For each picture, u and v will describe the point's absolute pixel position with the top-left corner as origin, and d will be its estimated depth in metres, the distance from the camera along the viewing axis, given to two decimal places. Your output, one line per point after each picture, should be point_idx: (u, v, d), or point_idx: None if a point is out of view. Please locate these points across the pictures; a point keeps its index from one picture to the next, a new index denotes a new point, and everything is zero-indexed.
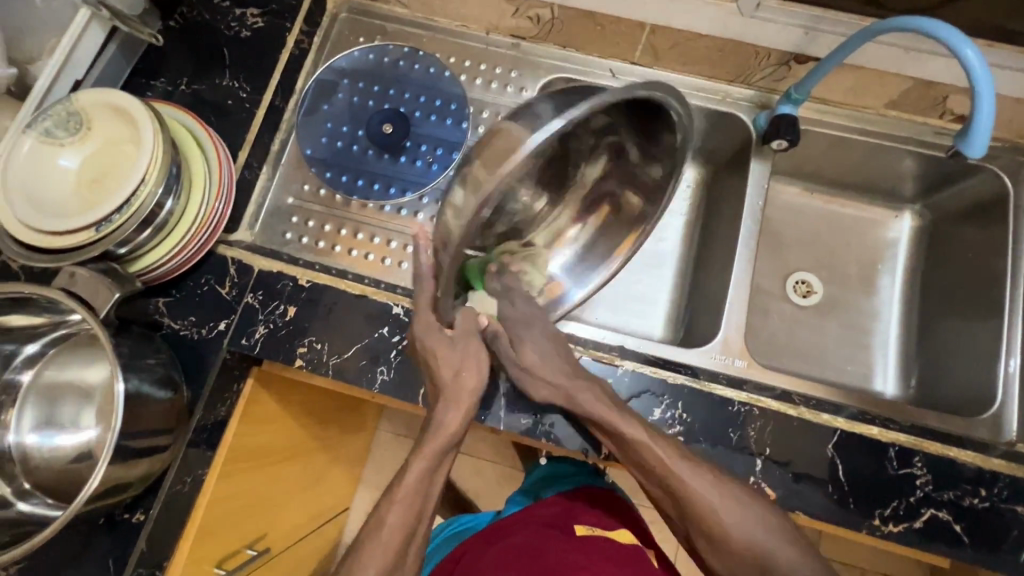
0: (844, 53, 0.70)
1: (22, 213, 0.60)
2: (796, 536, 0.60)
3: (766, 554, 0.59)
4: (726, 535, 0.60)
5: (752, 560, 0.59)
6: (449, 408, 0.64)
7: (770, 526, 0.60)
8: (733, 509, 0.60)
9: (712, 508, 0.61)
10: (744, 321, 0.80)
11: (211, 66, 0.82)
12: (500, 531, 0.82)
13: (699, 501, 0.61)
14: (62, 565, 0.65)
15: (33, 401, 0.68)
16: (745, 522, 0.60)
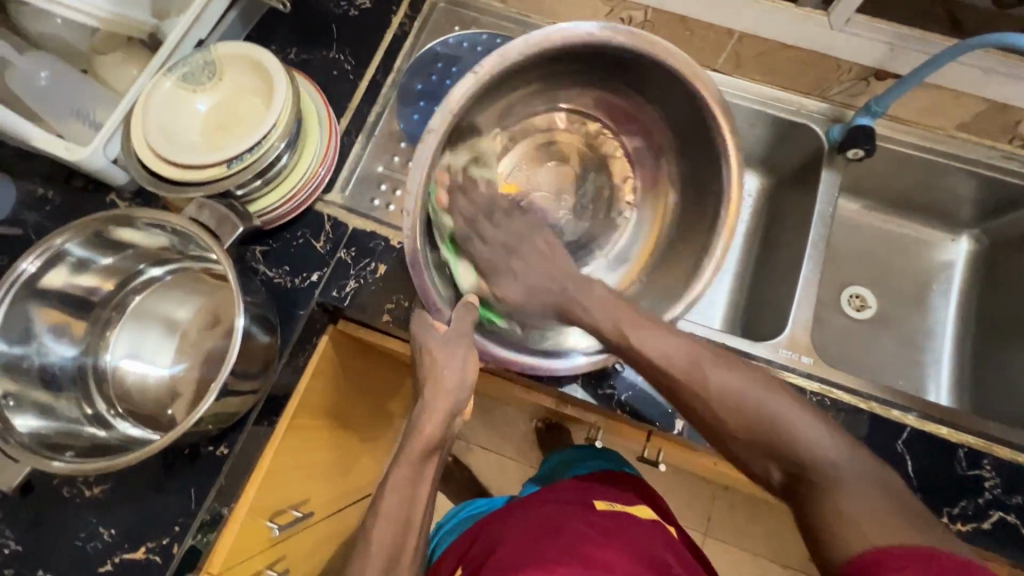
0: (927, 71, 0.74)
1: (156, 144, 0.65)
2: (808, 408, 0.54)
3: (787, 434, 0.52)
4: (722, 410, 0.55)
5: (757, 437, 0.53)
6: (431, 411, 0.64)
7: (774, 395, 0.54)
8: (729, 377, 0.56)
9: (722, 390, 0.55)
10: (814, 302, 0.83)
11: (321, 38, 0.87)
12: (519, 505, 0.83)
13: (702, 386, 0.56)
14: (147, 489, 0.67)
15: (139, 324, 0.71)
16: (741, 388, 0.55)
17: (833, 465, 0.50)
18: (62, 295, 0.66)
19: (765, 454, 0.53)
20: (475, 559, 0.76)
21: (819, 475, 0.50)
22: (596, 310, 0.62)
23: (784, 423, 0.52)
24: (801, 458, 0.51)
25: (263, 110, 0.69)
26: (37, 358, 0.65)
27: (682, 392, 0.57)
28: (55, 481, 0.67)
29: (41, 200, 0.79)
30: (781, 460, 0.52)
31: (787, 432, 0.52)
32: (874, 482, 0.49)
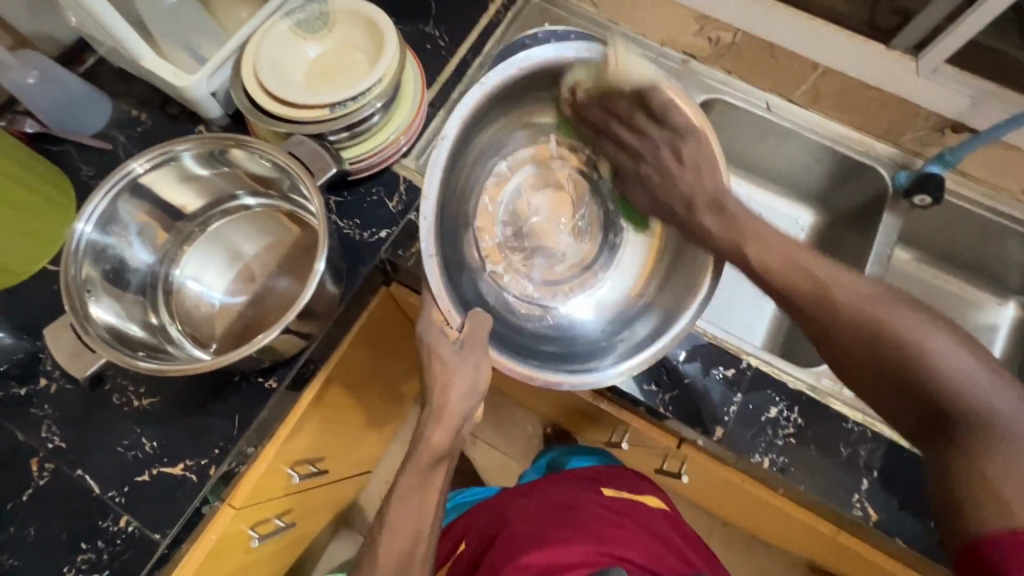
0: (1005, 129, 0.75)
1: (265, 81, 0.68)
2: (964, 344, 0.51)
3: (930, 377, 0.50)
4: (884, 353, 0.53)
5: (896, 378, 0.52)
6: (460, 402, 0.64)
7: (924, 327, 0.52)
8: (905, 318, 0.53)
9: (859, 325, 0.54)
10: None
11: (419, 13, 0.90)
12: (531, 486, 0.82)
13: (830, 310, 0.56)
14: (193, 408, 0.69)
15: (215, 246, 0.73)
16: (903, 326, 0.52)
17: (993, 422, 0.47)
18: (156, 201, 0.69)
19: (900, 398, 0.52)
20: (482, 533, 0.78)
21: (976, 418, 0.48)
22: (725, 231, 0.65)
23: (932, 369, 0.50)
24: (956, 410, 0.49)
25: (368, 65, 0.72)
26: (119, 254, 0.67)
27: (821, 321, 0.56)
28: (107, 386, 0.69)
29: (133, 121, 0.82)
30: (925, 407, 0.50)
31: (929, 373, 0.50)
32: None
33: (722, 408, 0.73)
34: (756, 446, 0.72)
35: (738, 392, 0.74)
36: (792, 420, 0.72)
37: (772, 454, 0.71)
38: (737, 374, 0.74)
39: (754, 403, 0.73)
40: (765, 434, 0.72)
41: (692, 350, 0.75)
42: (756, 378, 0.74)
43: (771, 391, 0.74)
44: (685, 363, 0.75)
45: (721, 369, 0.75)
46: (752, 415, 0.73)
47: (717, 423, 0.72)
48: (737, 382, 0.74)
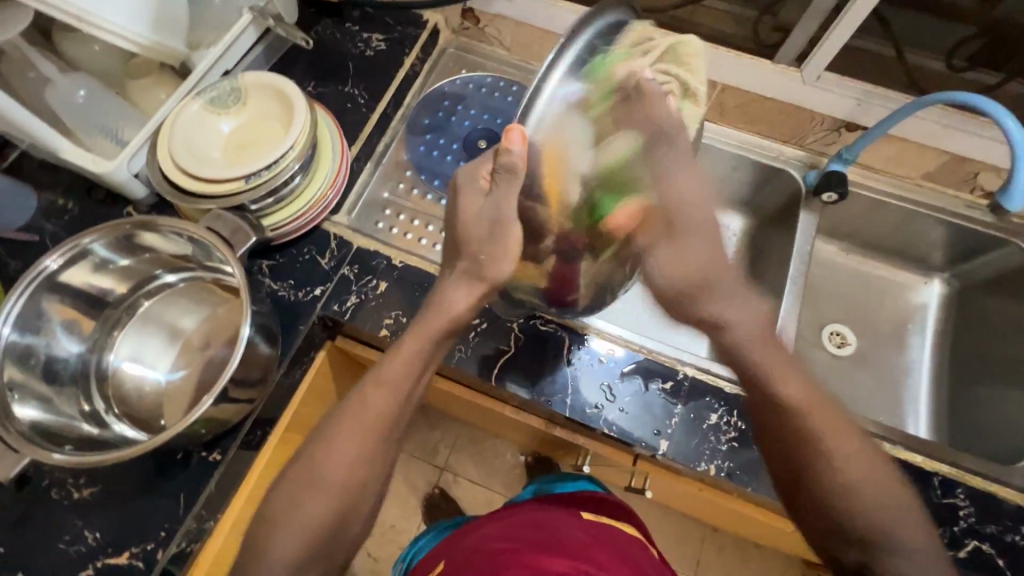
0: (892, 122, 0.80)
1: (180, 160, 0.70)
2: (876, 458, 0.57)
3: (877, 524, 0.54)
4: (835, 473, 0.55)
5: (854, 532, 0.55)
6: (463, 284, 0.62)
7: (851, 447, 0.56)
8: (850, 448, 0.56)
9: (822, 475, 0.56)
10: (794, 335, 0.86)
11: (338, 75, 0.93)
12: (511, 510, 0.82)
13: (841, 466, 0.55)
14: (136, 492, 0.68)
15: (146, 326, 0.74)
16: (854, 461, 0.56)
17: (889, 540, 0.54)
18: (78, 293, 0.70)
19: (854, 543, 0.55)
20: (457, 552, 0.74)
21: (900, 564, 0.53)
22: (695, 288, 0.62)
23: (893, 531, 0.54)
24: (885, 557, 0.54)
25: (282, 133, 0.75)
26: (46, 350, 0.67)
27: (795, 442, 0.57)
28: (45, 482, 0.68)
29: (60, 210, 0.82)
30: (869, 552, 0.54)
31: (826, 476, 0.56)
32: (916, 520, 0.55)
33: (665, 421, 0.75)
34: (701, 454, 0.73)
35: (679, 402, 0.76)
36: (733, 424, 0.75)
37: (717, 460, 0.73)
38: (676, 385, 0.77)
39: (694, 412, 0.76)
40: (709, 441, 0.74)
41: (631, 367, 0.78)
42: (694, 386, 0.77)
43: (710, 397, 0.76)
44: (622, 381, 0.77)
45: (659, 382, 0.77)
46: (694, 425, 0.75)
47: (660, 436, 0.74)
48: (676, 394, 0.76)
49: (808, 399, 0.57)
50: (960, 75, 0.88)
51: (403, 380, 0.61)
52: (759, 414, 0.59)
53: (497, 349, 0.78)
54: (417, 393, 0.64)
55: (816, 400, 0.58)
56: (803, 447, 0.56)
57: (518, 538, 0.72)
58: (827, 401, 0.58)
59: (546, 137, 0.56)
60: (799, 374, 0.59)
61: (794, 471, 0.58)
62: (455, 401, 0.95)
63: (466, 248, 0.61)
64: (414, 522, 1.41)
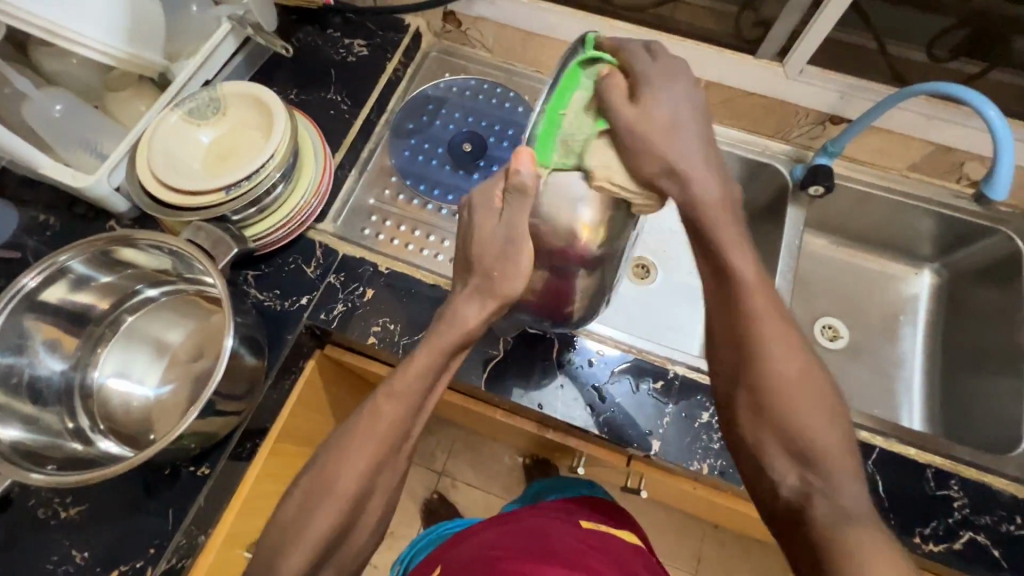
0: (874, 115, 0.80)
1: (160, 173, 0.70)
2: (815, 371, 0.54)
3: (810, 433, 0.51)
4: (772, 376, 0.53)
5: (789, 441, 0.52)
6: (475, 301, 0.59)
7: (791, 354, 0.54)
8: (788, 354, 0.54)
9: (770, 377, 0.53)
10: None
11: (320, 81, 0.93)
12: (508, 517, 0.81)
13: (777, 367, 0.53)
14: (123, 510, 0.67)
15: (130, 342, 0.73)
16: (790, 363, 0.54)
17: (824, 456, 0.50)
18: (59, 311, 0.69)
19: (791, 455, 0.51)
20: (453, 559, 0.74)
21: (832, 476, 0.49)
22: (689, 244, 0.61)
23: (822, 441, 0.51)
24: (820, 464, 0.50)
25: (262, 142, 0.74)
26: (27, 369, 0.67)
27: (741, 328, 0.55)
28: (31, 501, 0.67)
29: (41, 226, 0.81)
30: (803, 463, 0.51)
31: (764, 373, 0.53)
32: (850, 450, 0.51)
33: (656, 421, 0.75)
34: (694, 453, 0.73)
35: (670, 402, 0.76)
36: None
37: (710, 459, 0.73)
38: (666, 384, 0.77)
39: (686, 411, 0.75)
40: (701, 440, 0.73)
41: (621, 367, 0.78)
42: (684, 385, 0.77)
43: (700, 396, 0.76)
44: (613, 382, 0.77)
45: (649, 382, 0.77)
46: (685, 424, 0.74)
47: (652, 436, 0.73)
48: (667, 394, 0.76)
49: (763, 301, 0.55)
50: (943, 66, 0.88)
51: (416, 392, 0.59)
52: (720, 301, 0.57)
53: (486, 354, 0.78)
54: (429, 405, 0.61)
55: (773, 308, 0.55)
56: (742, 341, 0.55)
57: (513, 545, 0.71)
58: (777, 301, 0.56)
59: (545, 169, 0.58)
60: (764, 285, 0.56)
61: (734, 368, 0.56)
62: (447, 406, 0.94)
63: (479, 266, 0.58)
64: (414, 528, 1.41)
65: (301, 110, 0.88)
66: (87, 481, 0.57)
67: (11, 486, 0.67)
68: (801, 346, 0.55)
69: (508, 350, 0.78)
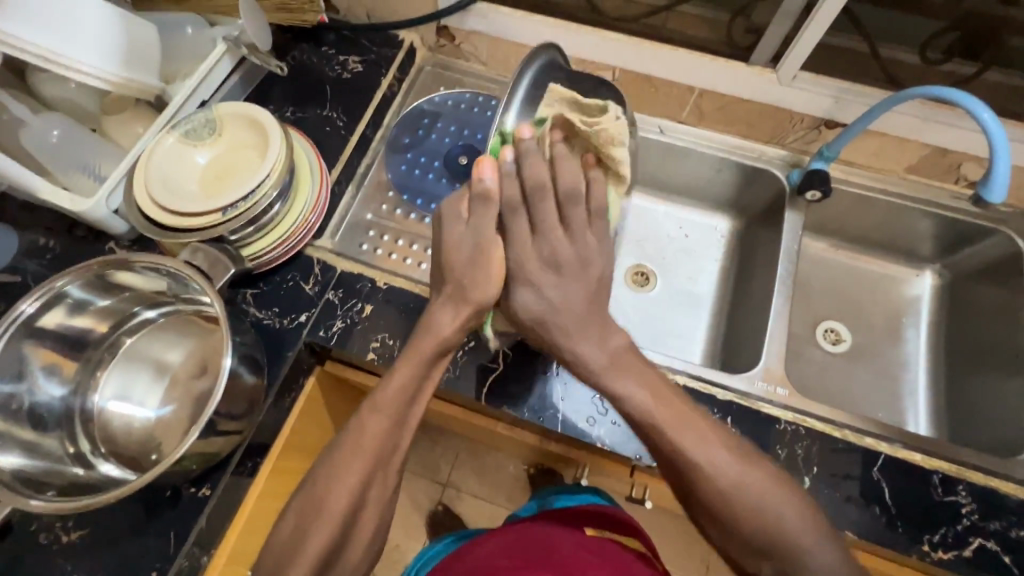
0: (870, 119, 0.80)
1: (157, 195, 0.70)
2: (743, 454, 0.58)
3: (772, 521, 0.55)
4: (715, 482, 0.56)
5: (756, 538, 0.55)
6: (450, 307, 0.62)
7: (718, 450, 0.57)
8: (715, 451, 0.57)
9: (719, 488, 0.56)
10: (786, 336, 0.84)
11: (315, 99, 0.93)
12: (510, 529, 0.80)
13: (714, 478, 0.56)
14: (125, 533, 0.67)
15: (129, 364, 0.73)
16: (722, 461, 0.57)
17: (789, 534, 0.54)
18: (58, 335, 0.69)
19: (759, 552, 0.55)
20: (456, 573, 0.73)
21: (800, 554, 0.54)
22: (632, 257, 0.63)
23: (778, 520, 0.55)
24: (789, 551, 0.54)
25: (258, 163, 0.74)
26: (27, 396, 0.67)
27: (673, 459, 0.57)
28: (32, 526, 0.67)
29: (41, 250, 0.82)
30: (773, 554, 0.55)
31: (707, 486, 0.56)
32: (803, 514, 0.56)
33: None
34: None
35: None
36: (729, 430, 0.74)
37: None
38: None
39: None
40: None
41: None
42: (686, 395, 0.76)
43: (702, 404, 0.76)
44: None
45: None
46: None
47: None
48: None
49: (668, 411, 0.58)
50: (937, 68, 0.88)
51: (401, 403, 0.60)
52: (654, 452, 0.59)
53: (486, 367, 0.77)
54: (415, 417, 0.62)
55: (680, 410, 0.59)
56: (673, 463, 0.57)
57: (516, 557, 0.71)
58: (680, 402, 0.60)
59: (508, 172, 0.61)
60: (653, 378, 0.60)
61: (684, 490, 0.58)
62: (449, 419, 0.94)
63: (449, 273, 0.61)
64: (419, 541, 1.40)
65: (297, 128, 0.89)
66: (88, 506, 0.57)
67: (12, 512, 0.67)
68: (711, 432, 0.59)
69: (507, 363, 0.78)
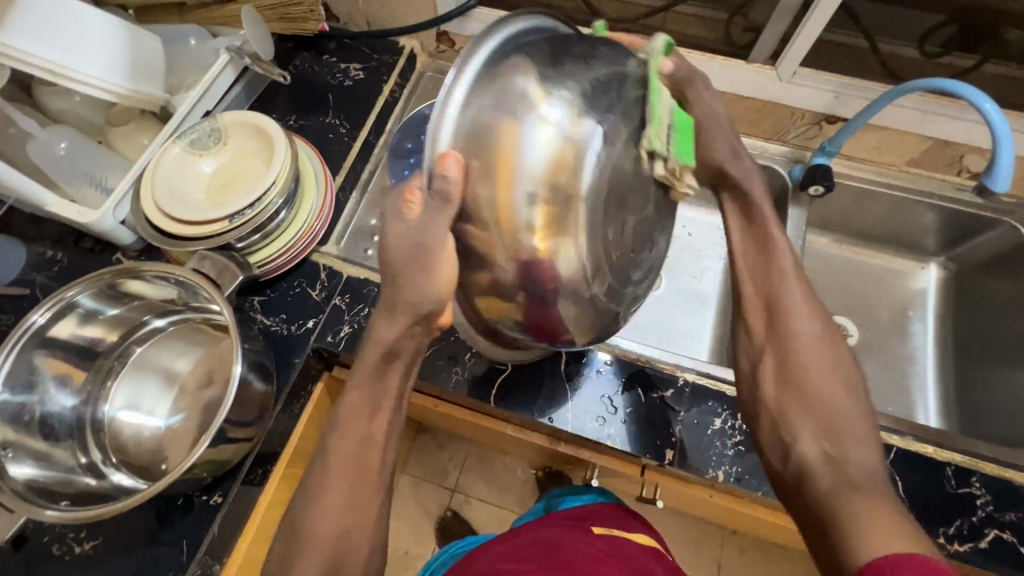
0: (872, 112, 0.80)
1: (164, 204, 0.71)
2: (839, 355, 0.60)
3: (824, 394, 0.57)
4: (798, 347, 0.59)
5: (804, 397, 0.57)
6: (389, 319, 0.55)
7: (812, 329, 0.60)
8: (810, 328, 0.60)
9: (797, 351, 0.59)
10: None
11: (318, 106, 0.94)
12: (519, 530, 0.80)
13: (800, 348, 0.59)
14: (138, 543, 0.67)
15: (138, 373, 0.73)
16: (812, 339, 0.60)
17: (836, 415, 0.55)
18: (68, 346, 0.69)
19: (801, 410, 0.57)
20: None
21: (835, 428, 0.55)
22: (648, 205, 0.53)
23: (831, 402, 0.56)
24: (829, 422, 0.55)
25: (264, 170, 0.75)
26: (38, 407, 0.67)
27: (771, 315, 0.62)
28: (45, 538, 0.67)
29: (50, 262, 0.82)
30: (811, 419, 0.56)
31: (793, 342, 0.60)
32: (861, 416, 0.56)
33: (668, 430, 0.74)
34: (709, 460, 0.72)
35: (681, 409, 0.75)
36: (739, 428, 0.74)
37: (725, 466, 0.72)
38: (677, 391, 0.76)
39: (699, 418, 0.75)
40: (715, 446, 0.73)
41: (630, 376, 0.77)
42: (696, 392, 0.76)
43: (711, 401, 0.76)
44: (623, 391, 0.76)
45: (660, 390, 0.77)
46: (699, 430, 0.74)
47: (665, 445, 0.73)
48: (678, 401, 0.76)
49: (796, 294, 0.62)
50: (936, 61, 0.89)
51: (362, 421, 0.57)
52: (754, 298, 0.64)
53: (493, 368, 0.77)
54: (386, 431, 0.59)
55: (800, 293, 0.63)
56: (774, 316, 0.62)
57: (526, 559, 0.70)
58: (817, 308, 0.62)
59: (491, 118, 0.47)
60: (788, 274, 0.64)
61: (765, 338, 0.62)
62: (458, 422, 0.94)
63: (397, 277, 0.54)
64: (428, 547, 1.39)
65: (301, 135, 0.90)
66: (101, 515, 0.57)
67: (25, 523, 0.67)
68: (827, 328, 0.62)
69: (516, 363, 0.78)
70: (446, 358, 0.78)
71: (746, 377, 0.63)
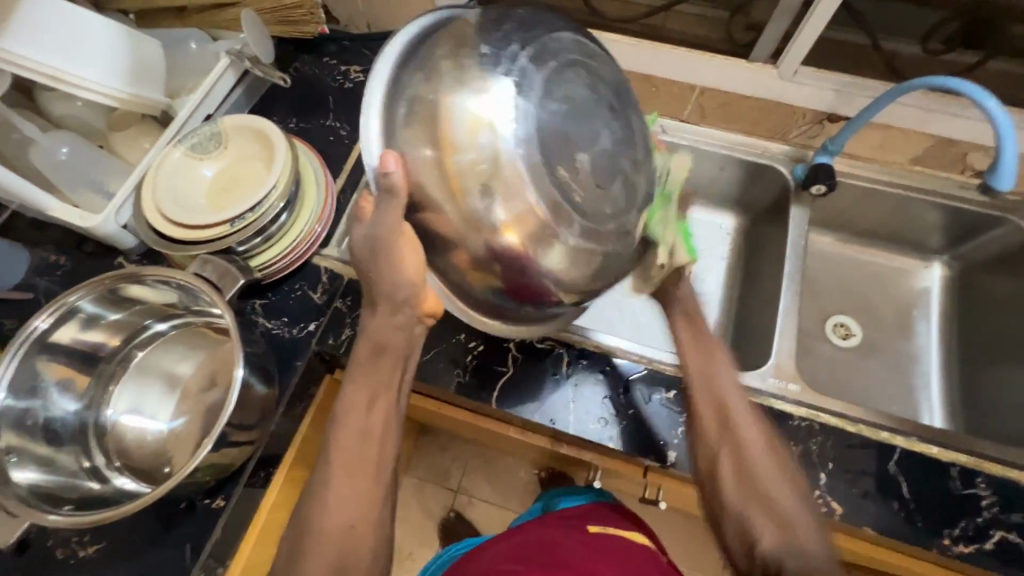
0: (875, 111, 0.78)
1: (165, 208, 0.71)
2: (777, 451, 0.62)
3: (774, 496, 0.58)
4: (747, 452, 0.61)
5: (758, 499, 0.58)
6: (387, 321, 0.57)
7: (751, 426, 0.63)
8: (750, 428, 0.62)
9: (744, 454, 0.61)
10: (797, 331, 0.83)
11: (319, 109, 0.94)
12: (519, 530, 0.80)
13: (746, 447, 0.61)
14: (142, 546, 0.67)
15: (141, 377, 0.73)
16: (755, 439, 0.62)
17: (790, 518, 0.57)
18: (71, 350, 0.70)
19: (760, 517, 0.58)
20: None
21: (790, 528, 0.57)
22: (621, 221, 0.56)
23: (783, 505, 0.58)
24: (784, 528, 0.57)
25: (264, 173, 0.75)
26: (42, 411, 0.67)
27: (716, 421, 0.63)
28: (49, 542, 0.67)
29: (53, 266, 0.83)
30: (769, 526, 0.57)
31: (740, 446, 0.61)
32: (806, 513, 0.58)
33: (670, 431, 0.74)
34: None
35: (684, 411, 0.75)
36: None
37: None
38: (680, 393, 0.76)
39: None
40: None
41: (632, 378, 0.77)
42: None
43: None
44: (626, 394, 0.76)
45: (662, 392, 0.77)
46: None
47: (667, 446, 0.73)
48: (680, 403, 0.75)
49: (733, 395, 0.65)
50: (940, 57, 0.88)
51: (360, 420, 0.58)
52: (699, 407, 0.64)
53: (495, 371, 0.77)
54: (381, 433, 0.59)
55: (737, 389, 0.65)
56: (724, 418, 0.63)
57: (527, 559, 0.70)
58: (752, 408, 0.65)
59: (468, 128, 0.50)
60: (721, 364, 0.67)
61: (719, 440, 0.63)
62: (460, 424, 0.94)
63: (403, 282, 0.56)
64: (432, 549, 1.39)
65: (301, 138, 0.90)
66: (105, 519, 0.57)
67: (29, 528, 0.67)
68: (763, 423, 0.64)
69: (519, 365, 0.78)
70: (447, 360, 0.78)
71: (704, 480, 0.63)
